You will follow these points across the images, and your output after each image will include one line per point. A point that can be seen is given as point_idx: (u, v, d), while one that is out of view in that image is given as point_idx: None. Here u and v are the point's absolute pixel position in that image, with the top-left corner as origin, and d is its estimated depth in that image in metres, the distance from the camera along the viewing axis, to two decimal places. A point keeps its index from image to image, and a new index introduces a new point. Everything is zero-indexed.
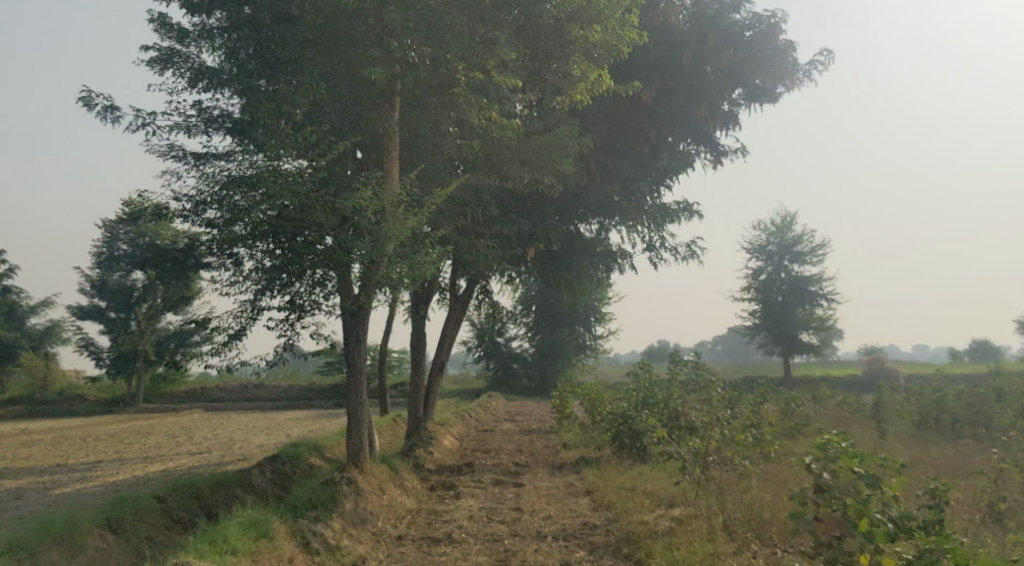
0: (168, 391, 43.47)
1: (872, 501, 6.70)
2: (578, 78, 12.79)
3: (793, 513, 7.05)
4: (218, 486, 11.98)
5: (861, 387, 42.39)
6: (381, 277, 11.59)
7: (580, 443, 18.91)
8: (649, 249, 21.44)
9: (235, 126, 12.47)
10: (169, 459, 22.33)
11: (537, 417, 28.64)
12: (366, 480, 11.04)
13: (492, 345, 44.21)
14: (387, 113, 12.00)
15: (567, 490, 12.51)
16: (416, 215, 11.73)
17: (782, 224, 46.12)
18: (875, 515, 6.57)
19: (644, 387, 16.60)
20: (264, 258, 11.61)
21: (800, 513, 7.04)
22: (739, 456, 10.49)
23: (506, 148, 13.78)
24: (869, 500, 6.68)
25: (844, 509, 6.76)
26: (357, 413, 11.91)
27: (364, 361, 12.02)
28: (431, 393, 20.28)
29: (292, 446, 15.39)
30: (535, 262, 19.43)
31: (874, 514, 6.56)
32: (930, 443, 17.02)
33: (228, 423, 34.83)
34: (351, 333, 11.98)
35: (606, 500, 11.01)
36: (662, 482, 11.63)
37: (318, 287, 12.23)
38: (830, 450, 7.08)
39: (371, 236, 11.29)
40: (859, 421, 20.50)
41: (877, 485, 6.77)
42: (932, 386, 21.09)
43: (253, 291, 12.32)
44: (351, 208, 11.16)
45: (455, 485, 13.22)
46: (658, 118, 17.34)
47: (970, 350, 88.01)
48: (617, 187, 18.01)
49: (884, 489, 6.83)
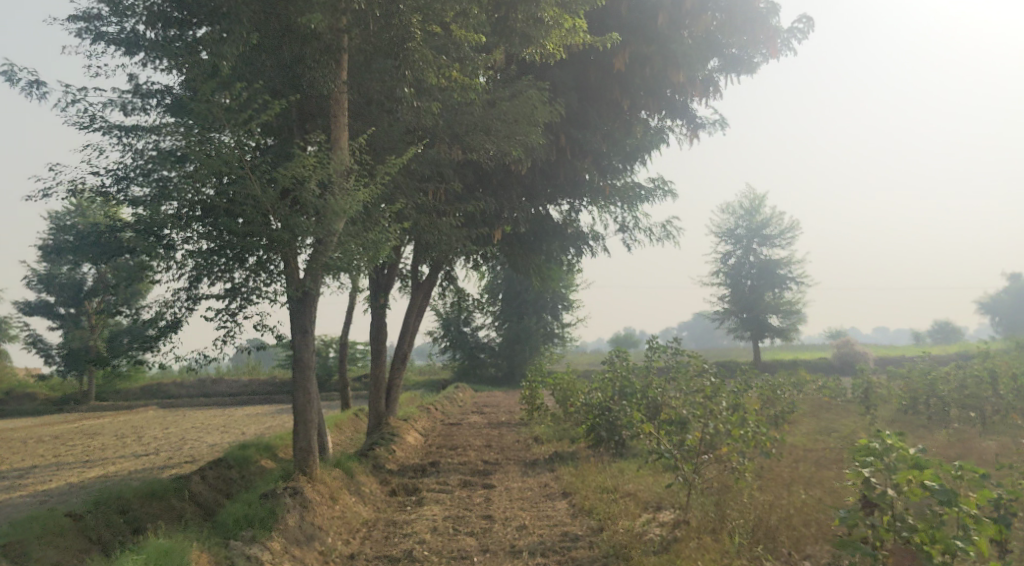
0: (121, 389, 41.51)
1: (947, 520, 6.23)
2: (550, 33, 11.52)
3: (845, 538, 6.51)
4: (148, 497, 10.68)
5: (832, 371, 41.82)
6: (331, 256, 10.21)
7: (552, 436, 17.75)
8: (621, 230, 20.30)
9: (174, 102, 11.25)
10: (114, 461, 20.86)
11: (507, 409, 27.47)
12: (315, 490, 9.73)
13: (458, 335, 42.72)
14: (334, 72, 10.60)
15: (542, 492, 11.31)
16: (369, 187, 10.38)
17: (750, 207, 45.39)
18: (951, 538, 6.15)
19: (620, 376, 15.44)
20: (197, 239, 10.23)
21: (855, 538, 6.47)
22: (735, 450, 9.37)
23: (470, 115, 12.50)
24: (945, 522, 6.22)
25: (913, 536, 6.29)
26: (306, 414, 10.43)
27: (313, 355, 10.56)
28: (394, 387, 18.95)
29: (239, 449, 14.06)
30: (501, 246, 18.14)
31: (949, 538, 6.15)
32: (923, 430, 16.07)
33: (183, 421, 33.18)
34: (295, 322, 10.56)
35: (587, 504, 9.87)
36: (649, 483, 10.51)
37: (261, 272, 10.84)
38: (892, 460, 6.45)
39: (316, 213, 9.91)
40: (844, 407, 19.54)
41: (953, 502, 6.18)
42: (919, 368, 20.18)
43: (186, 278, 10.90)
44: (292, 179, 9.76)
45: (418, 488, 11.95)
46: (633, 87, 16.14)
47: (933, 332, 88.69)
48: (589, 163, 16.79)
49: (962, 507, 6.20)
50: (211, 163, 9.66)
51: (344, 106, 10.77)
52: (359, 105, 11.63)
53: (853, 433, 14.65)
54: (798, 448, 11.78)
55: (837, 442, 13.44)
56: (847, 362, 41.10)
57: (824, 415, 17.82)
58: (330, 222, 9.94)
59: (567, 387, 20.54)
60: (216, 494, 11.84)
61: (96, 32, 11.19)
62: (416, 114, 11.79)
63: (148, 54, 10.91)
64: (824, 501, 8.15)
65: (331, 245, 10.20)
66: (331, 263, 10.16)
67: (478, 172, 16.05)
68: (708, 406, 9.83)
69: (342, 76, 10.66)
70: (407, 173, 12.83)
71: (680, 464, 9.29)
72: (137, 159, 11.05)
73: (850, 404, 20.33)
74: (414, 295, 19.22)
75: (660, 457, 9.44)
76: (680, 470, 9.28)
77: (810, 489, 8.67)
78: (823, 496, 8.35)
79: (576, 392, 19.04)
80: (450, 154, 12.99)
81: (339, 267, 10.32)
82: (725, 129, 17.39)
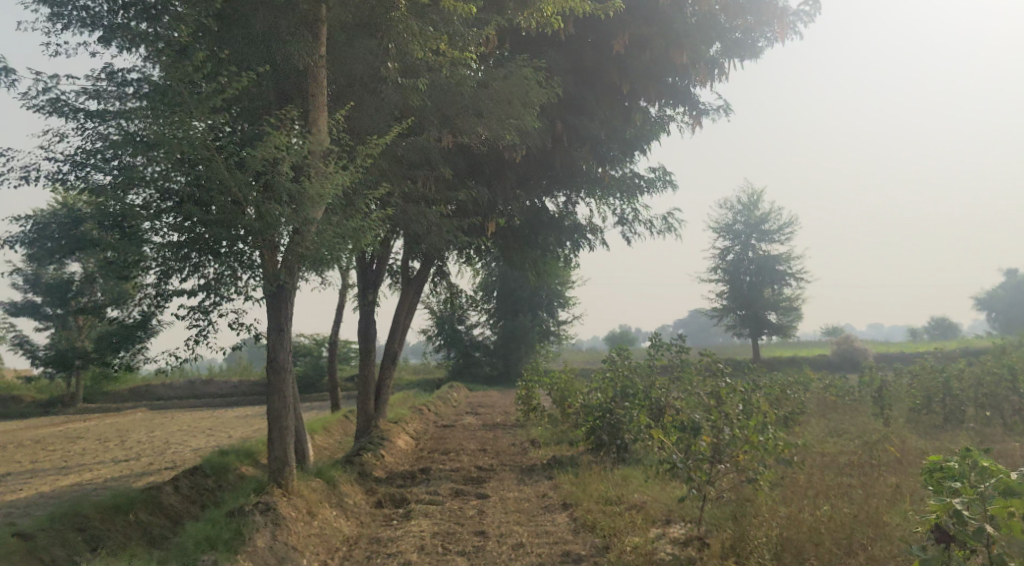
0: (109, 390, 40.49)
1: None
2: (545, 5, 10.69)
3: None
4: (111, 512, 9.87)
5: (833, 368, 41.07)
6: (306, 249, 9.29)
7: (549, 439, 16.89)
8: (620, 223, 19.44)
9: (143, 85, 10.36)
10: (91, 467, 19.97)
11: (503, 409, 26.63)
12: (291, 506, 8.85)
13: (453, 334, 41.72)
14: (311, 46, 9.77)
15: (540, 503, 10.46)
16: (349, 171, 9.52)
17: (748, 202, 44.53)
18: None
19: (621, 377, 14.59)
20: (165, 231, 9.35)
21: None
22: (755, 459, 8.52)
23: (460, 96, 11.67)
24: None
25: None
26: (282, 420, 9.54)
27: (289, 356, 9.66)
28: (384, 388, 18.07)
29: (218, 456, 13.21)
30: (495, 239, 17.20)
31: None
32: (940, 431, 15.21)
33: (169, 424, 32.25)
34: (269, 320, 9.65)
35: (590, 519, 9.06)
36: (658, 495, 9.66)
37: (237, 268, 9.97)
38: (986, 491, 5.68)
39: (293, 201, 9.05)
40: (854, 407, 18.68)
41: None
42: (932, 365, 19.31)
43: (155, 274, 10.01)
44: (264, 161, 8.89)
45: (406, 499, 11.08)
46: (634, 70, 15.27)
47: (931, 328, 88.05)
48: (588, 151, 15.91)
49: None
50: (179, 148, 8.78)
51: (323, 85, 9.85)
52: (340, 86, 10.80)
53: (868, 435, 13.84)
54: (816, 454, 10.94)
55: (855, 447, 12.62)
56: (847, 359, 40.36)
57: (835, 415, 16.96)
58: (306, 210, 9.03)
59: (565, 388, 19.69)
60: (188, 507, 11.01)
61: (56, 11, 10.19)
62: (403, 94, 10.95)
63: (115, 33, 10.03)
64: (856, 517, 7.31)
65: (308, 235, 9.29)
66: (307, 255, 9.27)
67: (470, 160, 15.17)
68: (722, 410, 8.99)
69: (321, 51, 9.85)
70: (394, 159, 11.97)
71: (695, 475, 8.45)
72: (101, 146, 10.15)
73: (859, 404, 19.51)
74: (405, 291, 18.31)
75: (671, 466, 8.61)
76: (695, 481, 8.43)
77: (840, 503, 7.82)
78: (855, 510, 7.51)
79: (574, 393, 18.16)
80: (440, 139, 12.16)
81: (314, 260, 9.40)
82: (730, 116, 16.54)
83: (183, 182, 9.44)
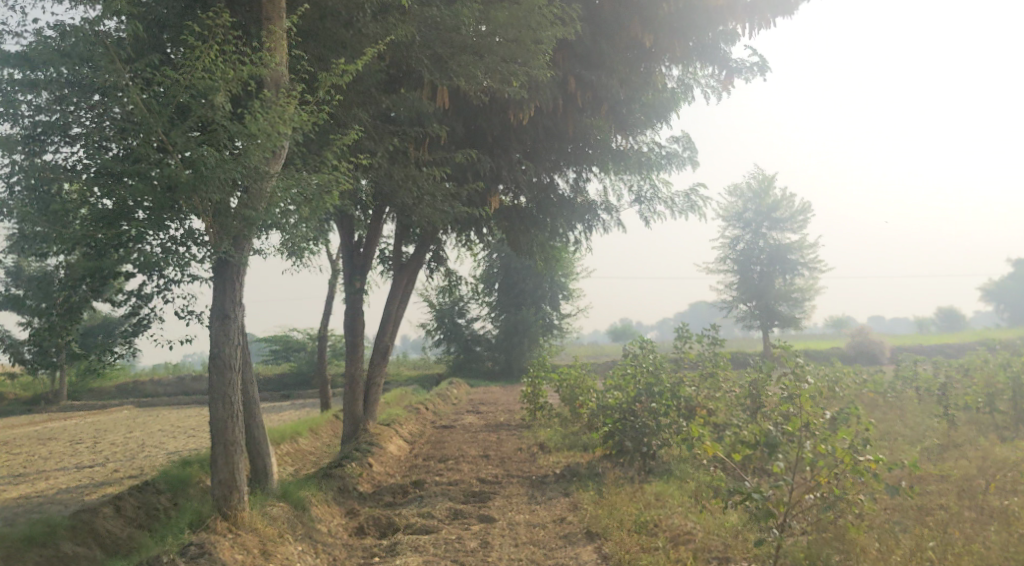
0: (95, 387, 38.43)
1: None
2: None
3: None
4: (25, 546, 7.95)
5: (851, 362, 38.92)
6: (256, 212, 7.28)
7: (561, 443, 14.86)
8: (636, 200, 17.34)
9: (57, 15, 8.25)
10: (53, 475, 17.97)
11: (505, 408, 24.56)
12: (236, 547, 6.99)
13: (453, 327, 39.67)
14: None
15: (561, 530, 8.44)
16: (314, 114, 7.51)
17: (759, 188, 42.29)
18: None
19: (646, 373, 12.56)
20: (93, 191, 7.38)
21: None
22: (849, 485, 6.47)
23: (456, 33, 9.75)
24: None
25: None
26: (227, 433, 7.49)
27: (239, 351, 7.61)
28: (374, 387, 16.01)
29: (178, 466, 11.23)
30: (496, 219, 15.08)
31: None
32: (1012, 432, 13.11)
33: (152, 423, 30.20)
34: (212, 304, 7.59)
35: (625, 558, 7.07)
36: (709, 528, 7.61)
37: (187, 242, 8.01)
38: None
39: (240, 146, 6.96)
40: (902, 406, 16.53)
41: None
42: (988, 357, 17.13)
43: (83, 255, 7.99)
44: (192, 89, 6.68)
45: (391, 524, 9.07)
46: (655, 20, 13.04)
47: (941, 320, 85.80)
48: (603, 114, 13.81)
49: None
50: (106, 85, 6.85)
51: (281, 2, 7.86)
52: (311, 20, 9.01)
53: (935, 440, 11.76)
54: (894, 469, 8.85)
55: (926, 460, 10.54)
56: (865, 353, 38.28)
57: (885, 415, 14.86)
58: (250, 156, 6.96)
59: (576, 385, 17.60)
60: (131, 533, 9.04)
61: None
62: (385, 27, 9.07)
63: None
64: None
65: (259, 193, 7.34)
66: (256, 218, 7.24)
67: (469, 124, 13.16)
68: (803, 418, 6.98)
69: None
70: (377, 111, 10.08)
71: (772, 509, 6.28)
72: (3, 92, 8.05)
73: (903, 402, 17.40)
74: (396, 278, 16.19)
75: (739, 496, 6.59)
76: (775, 518, 6.24)
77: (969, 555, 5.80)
78: None
79: (587, 391, 16.12)
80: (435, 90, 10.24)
81: (267, 225, 7.39)
82: (766, 76, 14.40)
83: (117, 138, 7.49)
